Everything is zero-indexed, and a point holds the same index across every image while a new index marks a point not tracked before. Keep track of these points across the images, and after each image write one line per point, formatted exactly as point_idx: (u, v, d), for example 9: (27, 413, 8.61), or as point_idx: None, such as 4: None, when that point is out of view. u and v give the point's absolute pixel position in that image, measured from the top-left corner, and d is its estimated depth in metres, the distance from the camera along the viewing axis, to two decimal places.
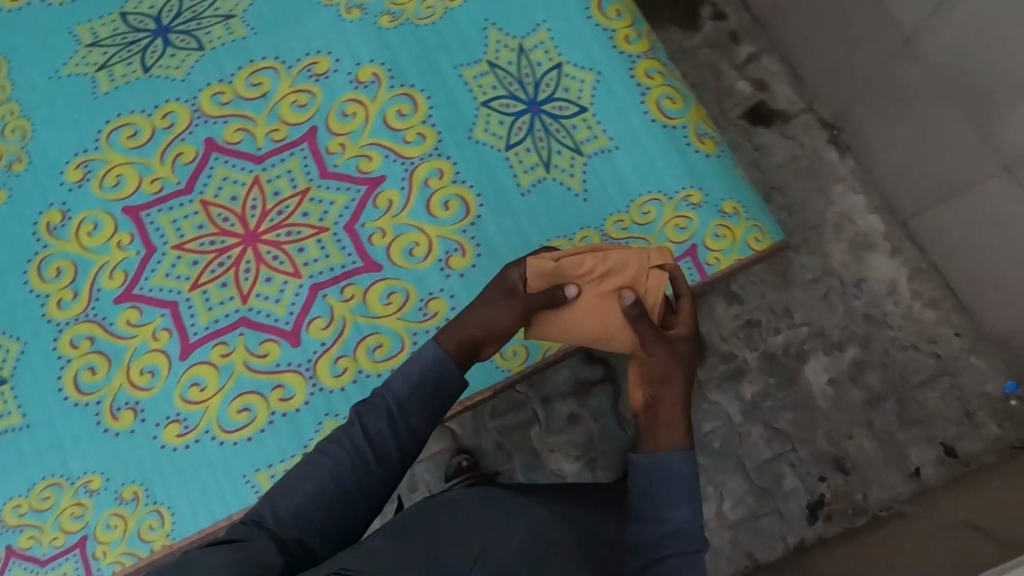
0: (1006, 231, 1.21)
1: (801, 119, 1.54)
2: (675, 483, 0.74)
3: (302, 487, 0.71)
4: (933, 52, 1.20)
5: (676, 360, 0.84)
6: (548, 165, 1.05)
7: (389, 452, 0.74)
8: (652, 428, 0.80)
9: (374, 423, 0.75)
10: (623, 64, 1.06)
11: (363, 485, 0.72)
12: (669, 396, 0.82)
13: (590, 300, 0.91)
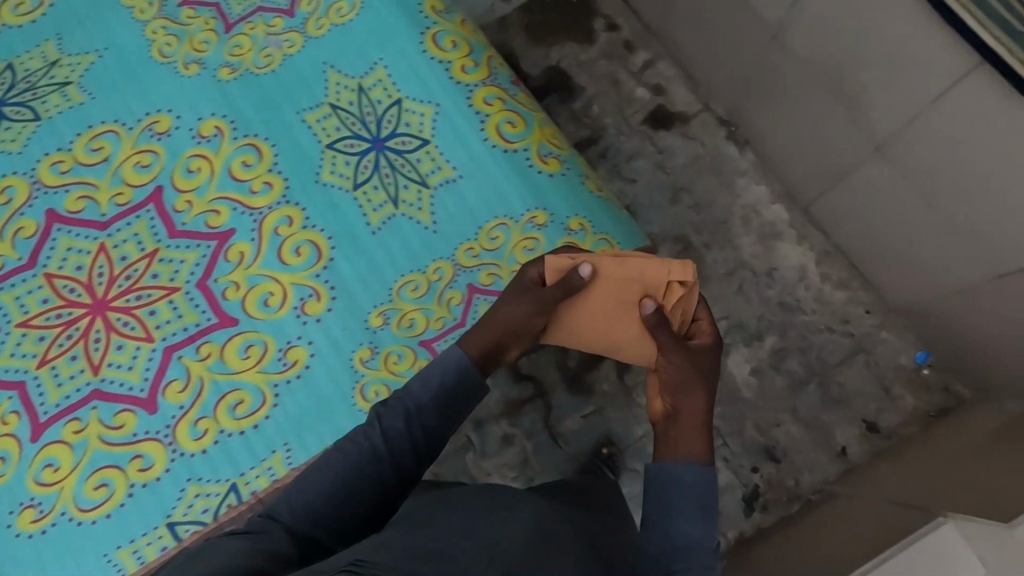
0: (874, 204, 1.78)
1: (702, 117, 2.26)
2: (685, 496, 0.81)
3: (319, 484, 0.79)
4: (801, 49, 1.69)
5: (695, 373, 0.91)
6: (396, 200, 1.05)
7: (396, 451, 0.82)
8: (677, 433, 0.89)
9: (388, 425, 0.83)
10: (458, 93, 1.07)
11: (372, 480, 0.80)
12: (691, 408, 0.90)
13: (609, 296, 0.95)
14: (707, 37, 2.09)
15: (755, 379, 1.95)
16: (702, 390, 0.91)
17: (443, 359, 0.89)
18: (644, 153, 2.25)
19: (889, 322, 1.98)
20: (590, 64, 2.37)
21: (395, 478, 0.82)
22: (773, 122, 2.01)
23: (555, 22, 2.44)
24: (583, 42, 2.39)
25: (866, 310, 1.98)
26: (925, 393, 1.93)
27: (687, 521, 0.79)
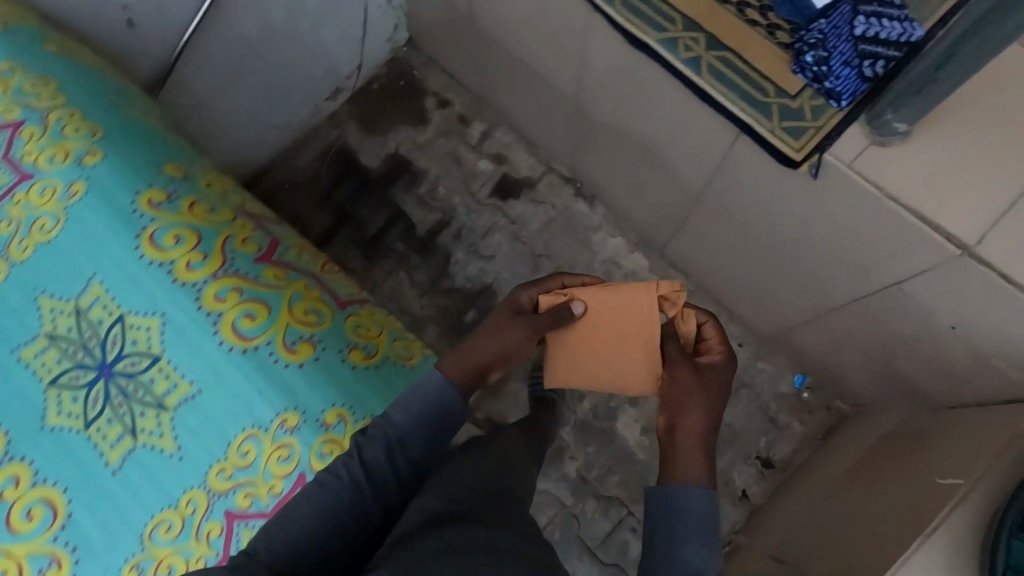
0: (710, 246, 1.78)
1: (547, 178, 2.25)
2: (688, 523, 1.07)
3: (309, 513, 0.99)
4: (603, 116, 1.69)
5: (709, 379, 1.19)
6: (134, 430, 1.06)
7: (372, 475, 1.03)
8: (682, 432, 1.16)
9: (371, 455, 1.05)
10: (186, 295, 1.10)
11: (355, 505, 1.01)
12: (692, 415, 1.16)
13: (596, 327, 1.32)
14: (526, 104, 2.07)
15: (647, 439, 1.97)
16: (700, 397, 1.17)
17: (420, 393, 1.11)
18: (498, 227, 2.23)
19: (764, 352, 1.97)
20: (427, 144, 2.35)
21: (378, 500, 1.04)
22: (609, 177, 2.01)
23: (387, 107, 2.39)
24: (416, 124, 2.37)
25: (737, 343, 1.98)
26: (810, 417, 1.92)
27: (690, 547, 1.05)
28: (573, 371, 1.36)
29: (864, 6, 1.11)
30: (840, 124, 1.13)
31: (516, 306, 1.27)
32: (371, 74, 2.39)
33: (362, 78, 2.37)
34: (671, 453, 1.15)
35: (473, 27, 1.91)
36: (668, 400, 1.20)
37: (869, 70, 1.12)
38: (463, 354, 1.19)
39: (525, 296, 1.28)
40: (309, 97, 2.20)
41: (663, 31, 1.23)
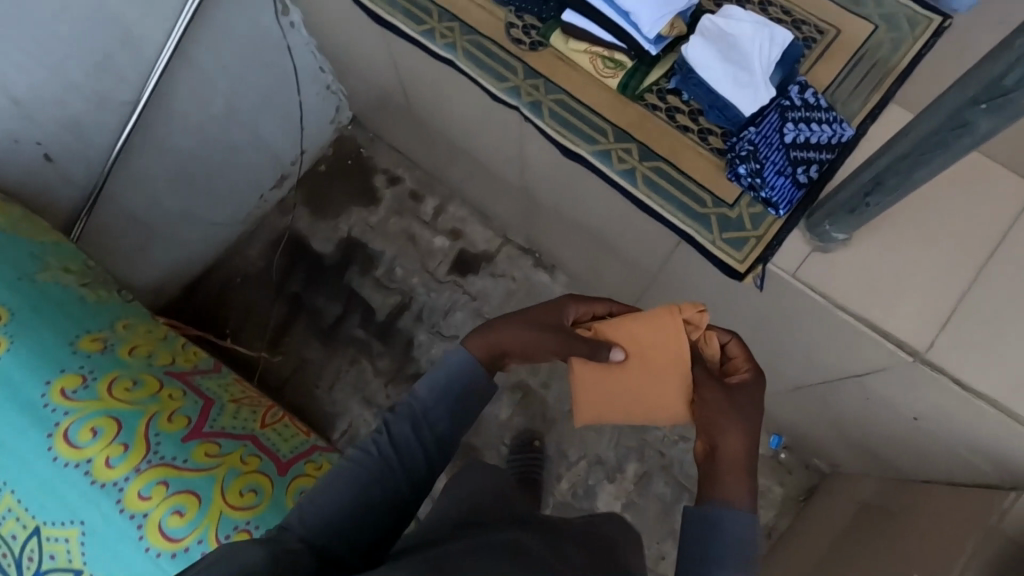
0: None
1: (505, 250, 2.22)
2: (727, 540, 0.90)
3: (338, 492, 0.92)
4: (550, 203, 1.67)
5: (739, 399, 0.98)
6: None
7: (404, 455, 0.97)
8: (715, 453, 0.97)
9: (398, 429, 0.98)
10: (107, 499, 0.93)
11: (382, 482, 0.94)
12: (729, 434, 0.96)
13: (628, 357, 1.08)
14: (475, 182, 2.03)
15: (629, 515, 1.93)
16: (735, 414, 0.97)
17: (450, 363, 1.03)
18: (459, 304, 2.18)
19: None
20: (380, 223, 2.30)
21: (406, 479, 0.96)
22: (565, 252, 1.98)
23: (336, 187, 2.33)
24: (368, 204, 2.32)
25: None
26: (790, 477, 1.90)
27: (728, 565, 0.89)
28: (596, 393, 1.12)
29: (793, 112, 1.10)
30: (779, 233, 1.11)
31: (553, 314, 1.07)
32: (317, 156, 2.33)
33: (309, 162, 2.31)
34: (708, 476, 0.96)
35: (413, 115, 1.88)
36: (700, 422, 1.01)
37: (802, 175, 1.10)
38: (493, 335, 1.04)
39: (568, 306, 1.08)
40: (255, 190, 2.13)
41: (596, 142, 1.20)
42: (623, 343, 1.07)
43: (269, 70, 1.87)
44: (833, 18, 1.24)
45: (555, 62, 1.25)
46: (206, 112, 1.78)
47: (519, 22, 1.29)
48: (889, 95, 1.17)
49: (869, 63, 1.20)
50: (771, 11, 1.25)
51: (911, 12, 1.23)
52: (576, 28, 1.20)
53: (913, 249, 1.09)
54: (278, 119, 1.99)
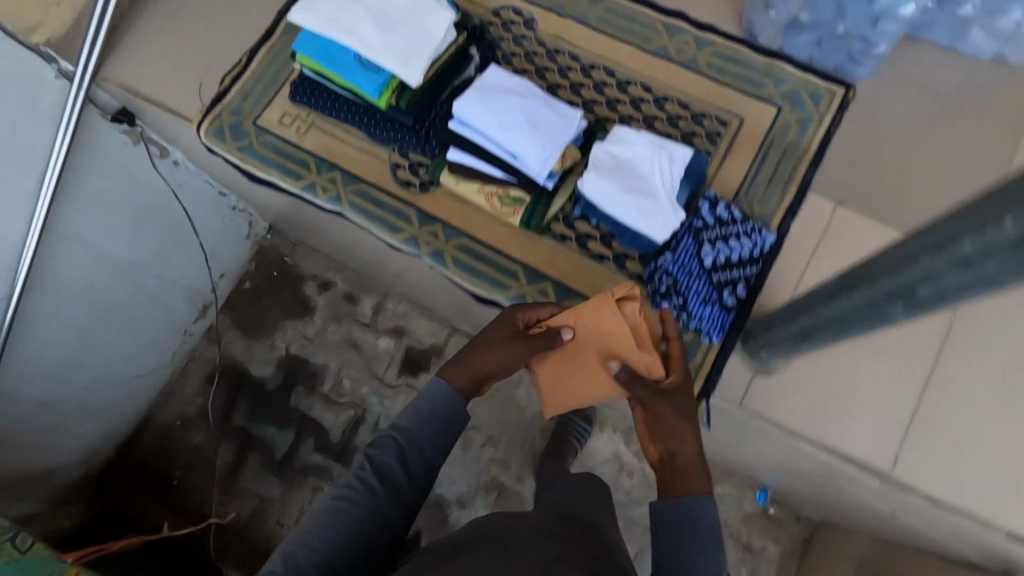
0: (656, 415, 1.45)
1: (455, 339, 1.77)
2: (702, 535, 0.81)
3: (323, 533, 0.78)
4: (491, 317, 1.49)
5: (677, 398, 0.91)
6: None
7: (395, 491, 0.85)
8: (669, 456, 0.89)
9: (386, 461, 0.86)
10: None
11: (372, 515, 0.81)
12: (678, 433, 0.90)
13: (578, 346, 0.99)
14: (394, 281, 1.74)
15: None
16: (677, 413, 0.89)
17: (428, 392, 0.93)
18: None
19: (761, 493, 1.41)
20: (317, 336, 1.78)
21: (399, 510, 0.84)
22: None
23: (266, 304, 1.80)
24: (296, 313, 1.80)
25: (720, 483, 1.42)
26: (782, 531, 1.39)
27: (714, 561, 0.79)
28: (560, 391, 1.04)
29: (706, 232, 1.02)
30: (716, 364, 1.02)
31: (507, 329, 0.97)
32: (237, 275, 1.80)
33: (231, 290, 1.79)
34: (666, 480, 0.88)
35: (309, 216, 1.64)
36: (654, 429, 0.91)
37: (728, 298, 1.02)
38: (466, 362, 0.96)
39: (519, 313, 0.98)
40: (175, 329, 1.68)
41: (509, 288, 1.11)
42: (574, 326, 0.97)
43: (166, 209, 1.53)
44: (734, 107, 1.16)
45: (450, 201, 1.16)
46: (99, 276, 1.42)
47: (406, 161, 1.19)
48: (804, 186, 1.10)
49: (779, 151, 1.12)
50: (668, 107, 1.17)
51: (813, 87, 1.15)
52: (461, 166, 1.09)
53: (859, 349, 1.02)
54: (190, 258, 1.62)
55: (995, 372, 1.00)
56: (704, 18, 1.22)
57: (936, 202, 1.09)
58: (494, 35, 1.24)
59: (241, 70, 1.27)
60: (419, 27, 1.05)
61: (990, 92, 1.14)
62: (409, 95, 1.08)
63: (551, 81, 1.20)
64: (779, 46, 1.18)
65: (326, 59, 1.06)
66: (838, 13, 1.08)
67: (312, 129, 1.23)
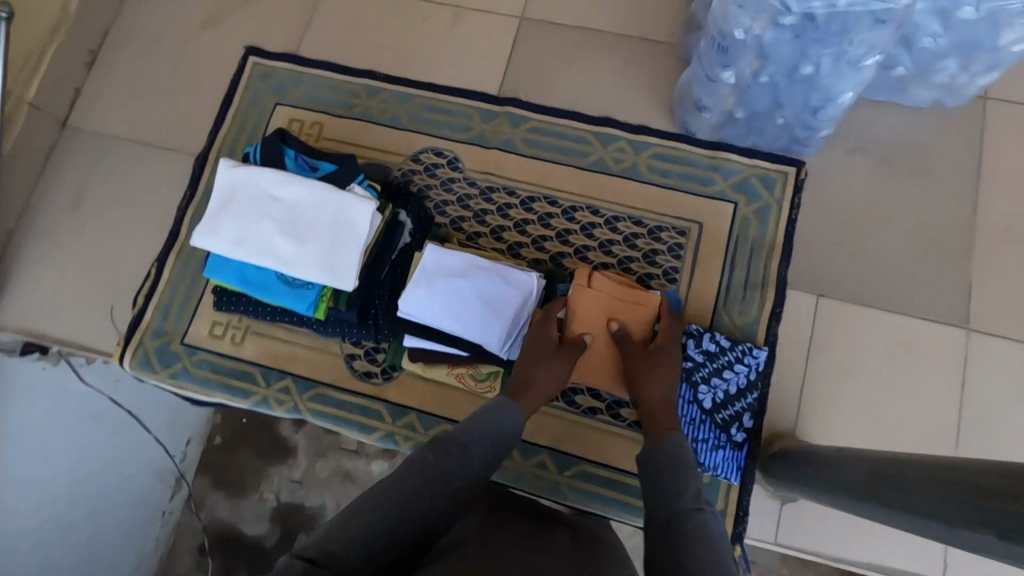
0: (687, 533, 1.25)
1: None
2: (672, 464, 0.76)
3: (372, 507, 0.62)
4: None
5: (663, 356, 0.92)
6: None
7: (451, 478, 0.70)
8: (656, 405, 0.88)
9: (446, 466, 0.71)
10: None
11: (422, 501, 0.66)
12: (661, 384, 0.90)
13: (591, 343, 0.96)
14: None
15: None
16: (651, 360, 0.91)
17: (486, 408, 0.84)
18: None
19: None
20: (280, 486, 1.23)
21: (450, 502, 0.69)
22: None
23: (248, 456, 1.24)
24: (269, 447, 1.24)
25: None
26: None
27: (685, 483, 0.72)
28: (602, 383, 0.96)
29: (698, 372, 0.96)
30: (741, 503, 0.96)
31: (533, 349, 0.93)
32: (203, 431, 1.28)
33: (204, 454, 1.26)
34: (650, 427, 0.86)
35: None
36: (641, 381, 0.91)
37: (738, 434, 0.96)
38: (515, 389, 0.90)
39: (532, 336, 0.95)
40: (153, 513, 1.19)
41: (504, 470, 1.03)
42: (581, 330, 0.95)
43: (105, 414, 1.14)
44: (688, 212, 1.09)
45: (419, 383, 1.06)
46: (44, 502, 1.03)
47: (359, 349, 1.08)
48: (782, 287, 1.04)
49: (745, 250, 1.06)
50: (621, 227, 1.09)
51: (762, 172, 1.09)
52: (423, 351, 1.00)
53: (883, 439, 0.98)
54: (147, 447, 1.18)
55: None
56: (636, 118, 1.15)
57: (917, 269, 1.04)
58: (420, 185, 1.15)
59: (153, 284, 1.14)
60: (335, 219, 0.93)
61: (942, 140, 1.09)
62: (346, 293, 0.97)
63: (492, 224, 1.11)
64: (716, 136, 1.11)
65: (245, 282, 0.96)
66: (777, 105, 0.99)
67: (249, 334, 1.11)
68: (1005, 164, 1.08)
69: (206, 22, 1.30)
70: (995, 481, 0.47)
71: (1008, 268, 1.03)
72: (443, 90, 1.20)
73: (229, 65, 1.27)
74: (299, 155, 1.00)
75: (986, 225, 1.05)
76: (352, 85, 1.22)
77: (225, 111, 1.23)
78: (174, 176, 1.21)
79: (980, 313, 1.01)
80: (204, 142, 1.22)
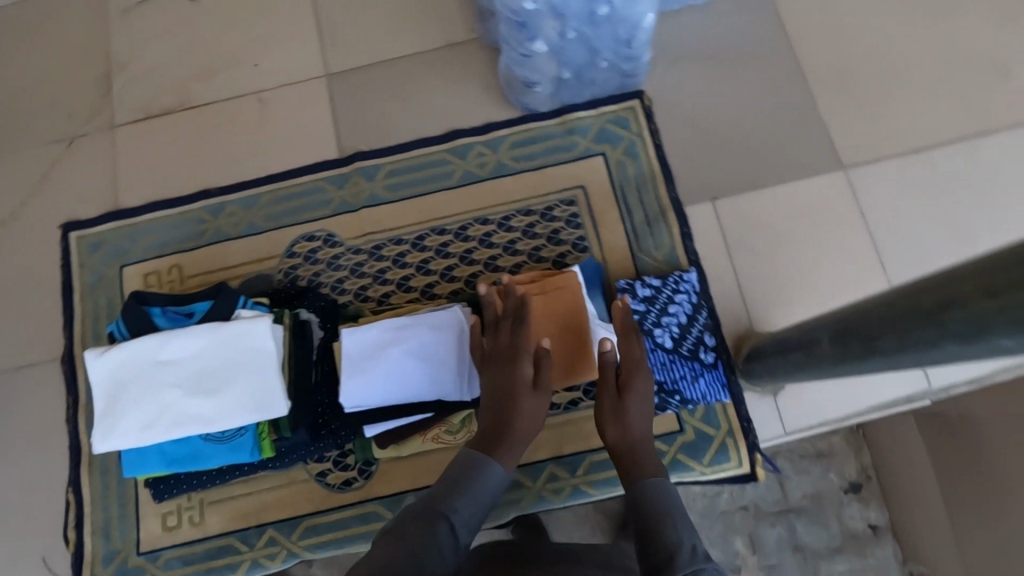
0: None
1: None
2: (660, 513, 0.73)
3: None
4: None
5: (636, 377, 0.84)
6: None
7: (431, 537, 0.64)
8: (631, 446, 0.82)
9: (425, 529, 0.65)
10: None
11: (413, 558, 0.60)
12: (635, 410, 0.83)
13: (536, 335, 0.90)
14: None
15: None
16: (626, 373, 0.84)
17: (458, 461, 0.78)
18: None
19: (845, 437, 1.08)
20: None
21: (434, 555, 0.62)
22: None
23: None
24: None
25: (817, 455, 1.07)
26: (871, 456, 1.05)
27: (686, 539, 0.68)
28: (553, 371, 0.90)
29: (648, 320, 0.96)
30: (741, 415, 0.99)
31: (498, 376, 0.83)
32: None
33: None
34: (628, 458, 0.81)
35: None
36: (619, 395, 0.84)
37: (708, 355, 0.97)
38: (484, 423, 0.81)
39: (491, 356, 0.85)
40: None
41: (521, 501, 0.99)
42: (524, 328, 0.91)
43: None
44: (567, 182, 1.10)
45: (399, 465, 1.00)
46: None
47: (326, 462, 1.01)
48: (679, 208, 1.07)
49: (633, 191, 1.09)
50: (515, 223, 1.08)
51: (612, 116, 1.12)
52: (388, 432, 0.94)
53: (827, 294, 1.03)
54: None
55: (928, 222, 1.05)
56: (478, 118, 1.14)
57: (779, 137, 1.10)
58: (308, 275, 1.08)
59: (78, 510, 1.01)
60: (238, 356, 0.86)
61: (744, 20, 1.16)
62: (284, 419, 0.90)
63: (395, 278, 1.07)
64: (557, 101, 1.12)
65: (174, 462, 0.87)
66: (593, 53, 1.02)
67: (207, 508, 1.00)
68: (805, 18, 1.16)
69: (8, 219, 1.17)
70: (931, 286, 0.48)
71: (850, 103, 1.11)
72: (286, 176, 1.14)
73: (53, 252, 1.15)
74: (167, 308, 0.91)
75: (816, 75, 1.13)
76: (192, 214, 1.14)
77: (70, 300, 1.11)
78: (45, 391, 1.08)
79: (848, 151, 1.09)
80: (62, 340, 1.10)
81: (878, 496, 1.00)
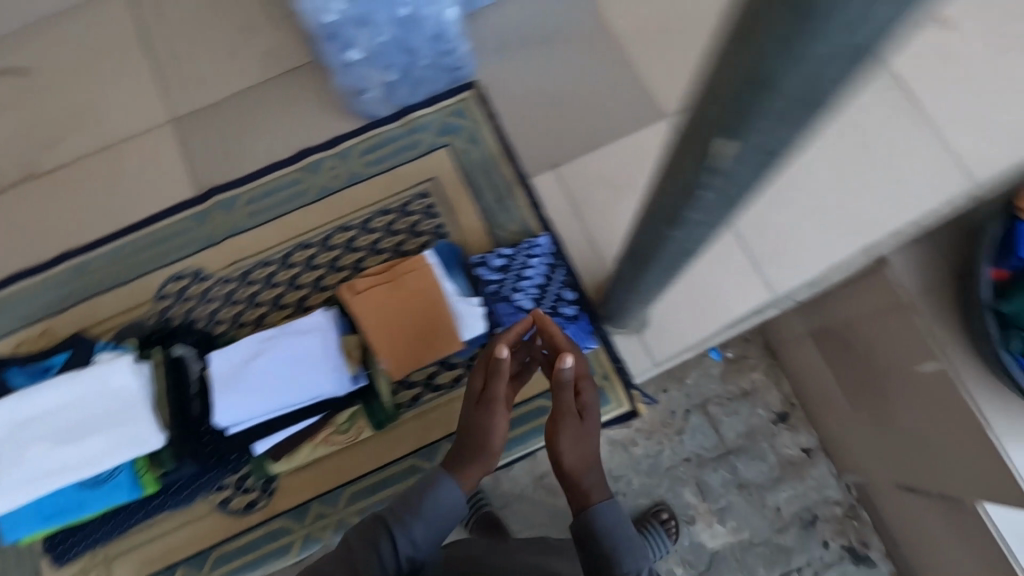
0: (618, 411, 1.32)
1: None
2: (617, 537, 0.69)
3: None
4: None
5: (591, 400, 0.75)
6: None
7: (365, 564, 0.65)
8: (582, 472, 0.71)
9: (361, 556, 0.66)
10: None
11: None
12: (589, 436, 0.73)
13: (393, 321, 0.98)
14: None
15: None
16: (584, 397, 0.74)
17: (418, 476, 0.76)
18: None
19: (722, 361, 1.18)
20: None
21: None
22: None
23: None
24: None
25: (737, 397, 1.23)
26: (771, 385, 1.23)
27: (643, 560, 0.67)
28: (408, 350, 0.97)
29: (506, 287, 1.03)
30: (613, 357, 1.06)
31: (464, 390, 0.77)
32: None
33: None
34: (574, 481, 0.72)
35: None
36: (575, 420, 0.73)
37: (568, 308, 1.04)
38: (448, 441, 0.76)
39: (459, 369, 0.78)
40: None
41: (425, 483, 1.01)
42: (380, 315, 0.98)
43: None
44: (418, 177, 1.16)
45: (300, 475, 1.01)
46: None
47: (228, 489, 1.01)
48: (524, 181, 1.14)
49: (480, 173, 1.15)
50: (375, 225, 1.13)
51: (449, 109, 1.18)
52: (279, 443, 0.98)
53: None
54: None
55: None
56: (324, 133, 1.19)
57: (603, 99, 1.19)
58: (181, 313, 1.10)
59: None
60: (90, 405, 0.87)
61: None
62: (161, 454, 0.92)
63: (268, 298, 1.10)
64: (395, 104, 1.18)
65: (52, 516, 0.90)
66: (411, 53, 1.09)
67: (117, 564, 0.99)
68: None
69: None
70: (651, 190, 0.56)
71: (660, 58, 1.21)
72: (145, 223, 1.16)
73: None
74: (25, 364, 0.94)
75: (626, 37, 1.22)
76: (55, 279, 1.14)
77: None
78: None
79: (666, 100, 1.18)
80: None
81: (804, 420, 1.21)
